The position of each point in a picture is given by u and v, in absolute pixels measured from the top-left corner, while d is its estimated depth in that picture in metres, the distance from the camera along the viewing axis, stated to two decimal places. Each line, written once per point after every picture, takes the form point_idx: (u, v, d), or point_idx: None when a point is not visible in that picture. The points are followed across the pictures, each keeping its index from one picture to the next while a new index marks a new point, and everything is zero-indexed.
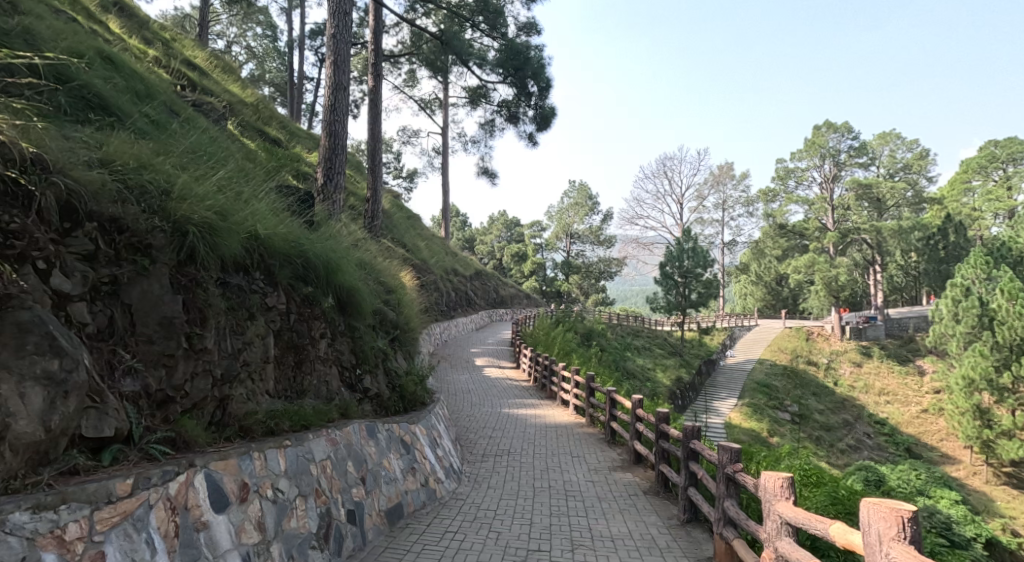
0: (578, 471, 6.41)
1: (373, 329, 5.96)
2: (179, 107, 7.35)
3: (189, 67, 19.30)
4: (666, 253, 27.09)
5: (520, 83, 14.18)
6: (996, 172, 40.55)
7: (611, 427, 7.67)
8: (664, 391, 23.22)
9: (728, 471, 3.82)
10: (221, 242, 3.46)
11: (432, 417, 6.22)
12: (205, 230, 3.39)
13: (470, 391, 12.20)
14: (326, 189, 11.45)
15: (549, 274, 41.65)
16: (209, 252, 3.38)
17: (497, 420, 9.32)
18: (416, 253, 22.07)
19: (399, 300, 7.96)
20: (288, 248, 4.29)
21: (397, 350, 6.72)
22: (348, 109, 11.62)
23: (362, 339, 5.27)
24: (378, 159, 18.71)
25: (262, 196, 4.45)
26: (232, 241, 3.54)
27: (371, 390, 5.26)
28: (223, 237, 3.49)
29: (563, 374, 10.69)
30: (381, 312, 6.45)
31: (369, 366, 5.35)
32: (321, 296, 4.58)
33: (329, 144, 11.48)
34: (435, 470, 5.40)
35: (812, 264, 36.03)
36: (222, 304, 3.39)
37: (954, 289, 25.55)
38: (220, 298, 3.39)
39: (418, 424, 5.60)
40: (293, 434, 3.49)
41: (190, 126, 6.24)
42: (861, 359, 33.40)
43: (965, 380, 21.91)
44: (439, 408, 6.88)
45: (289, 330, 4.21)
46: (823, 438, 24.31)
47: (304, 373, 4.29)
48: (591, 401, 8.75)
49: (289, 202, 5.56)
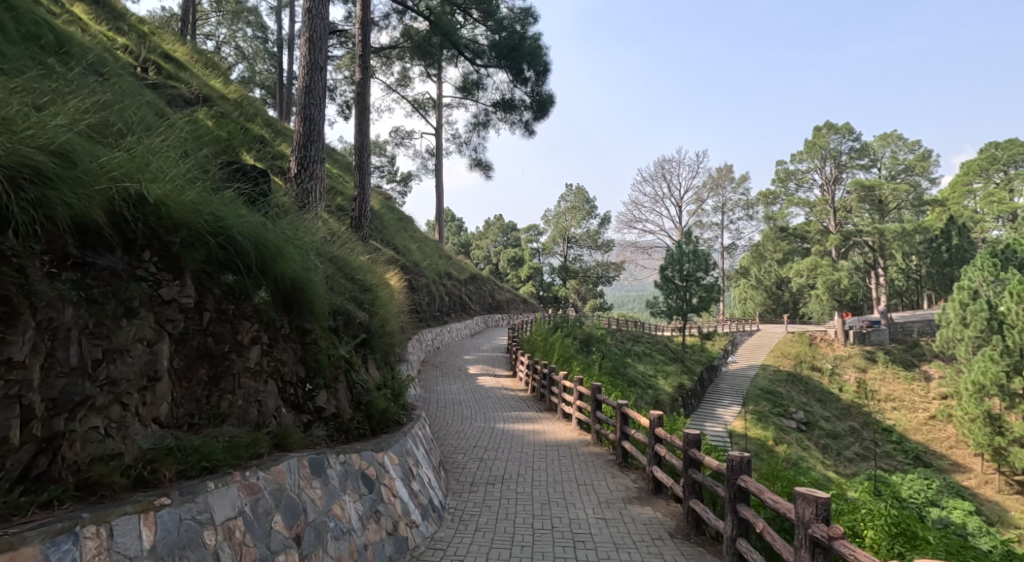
0: (586, 505, 5.30)
1: (335, 333, 4.86)
2: (120, 76, 6.33)
3: (165, 60, 18.18)
4: (666, 257, 26.09)
5: (514, 68, 13.09)
6: (998, 174, 39.72)
7: (623, 448, 6.57)
8: (667, 399, 22.11)
9: (822, 537, 2.93)
10: (51, 197, 2.49)
11: (409, 440, 5.10)
12: (24, 178, 2.43)
13: (461, 403, 11.07)
14: (300, 180, 10.43)
15: (546, 279, 40.58)
16: (27, 209, 2.40)
17: (490, 438, 8.17)
18: (407, 255, 20.98)
19: (373, 299, 6.91)
20: (200, 219, 3.16)
21: (368, 359, 5.65)
22: (324, 91, 10.56)
23: (316, 346, 4.18)
24: (367, 157, 17.64)
25: (173, 158, 3.42)
26: (72, 197, 2.56)
27: (328, 411, 4.17)
28: (55, 190, 2.51)
29: (564, 385, 9.58)
30: (346, 312, 5.34)
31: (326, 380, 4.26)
32: (254, 289, 3.49)
33: (304, 130, 10.47)
34: (407, 512, 4.29)
35: (815, 267, 35.03)
36: (53, 296, 2.40)
37: (961, 292, 24.56)
38: (48, 287, 2.40)
39: (386, 449, 4.48)
40: (175, 487, 2.48)
41: (123, 92, 5.26)
42: (866, 364, 32.38)
43: (975, 385, 20.93)
44: (418, 428, 5.76)
45: (200, 333, 3.14)
46: (830, 446, 23.31)
47: (220, 392, 3.20)
48: (597, 416, 7.60)
49: (233, 183, 4.51)
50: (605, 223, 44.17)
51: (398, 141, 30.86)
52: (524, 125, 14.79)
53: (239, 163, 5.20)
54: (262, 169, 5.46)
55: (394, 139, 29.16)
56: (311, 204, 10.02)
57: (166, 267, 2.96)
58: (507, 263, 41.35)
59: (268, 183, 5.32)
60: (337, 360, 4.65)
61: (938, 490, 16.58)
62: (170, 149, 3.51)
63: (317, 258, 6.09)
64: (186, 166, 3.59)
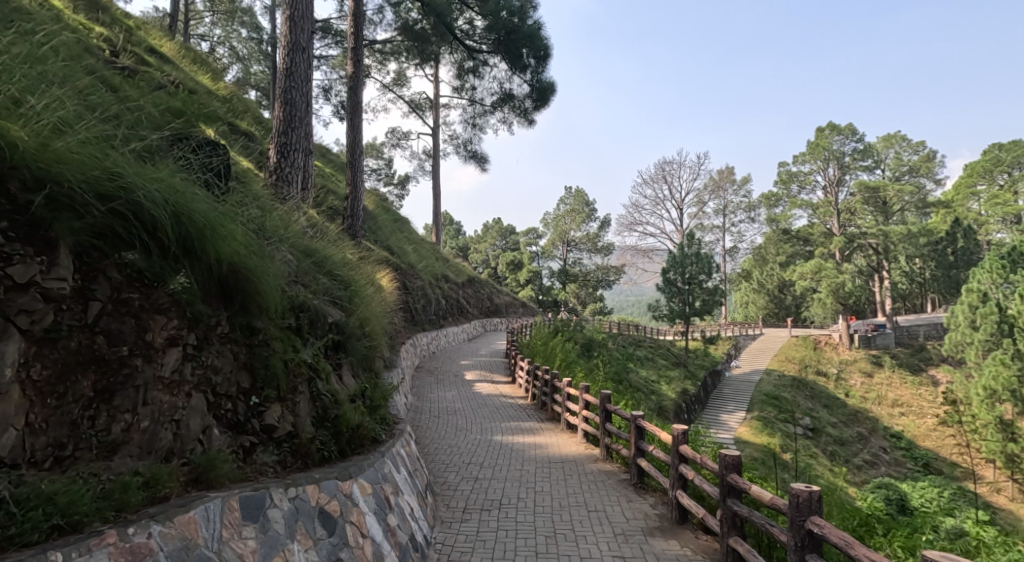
0: (600, 539, 4.46)
1: (298, 334, 4.08)
2: (72, 46, 5.69)
3: (149, 53, 17.47)
4: (668, 259, 25.27)
5: (513, 54, 12.27)
6: (1002, 175, 38.98)
7: (639, 466, 5.74)
8: (670, 405, 21.27)
9: None
10: None
11: (387, 463, 4.25)
12: None
13: (456, 412, 10.24)
14: (279, 170, 9.64)
15: (546, 283, 39.43)
16: None
17: (487, 453, 7.28)
18: (402, 257, 20.22)
19: (352, 294, 6.20)
20: (77, 176, 2.50)
21: (342, 364, 4.89)
22: (306, 74, 9.73)
23: (267, 352, 3.38)
24: (359, 154, 16.85)
25: (67, 111, 2.81)
26: None
27: (281, 432, 3.36)
28: None
29: (569, 393, 8.74)
30: (313, 310, 4.49)
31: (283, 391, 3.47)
32: (171, 274, 2.74)
33: (284, 116, 9.67)
34: (381, 556, 3.44)
35: (818, 270, 34.22)
36: None
37: (970, 294, 23.74)
38: None
39: (357, 477, 3.65)
40: None
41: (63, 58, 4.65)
42: (872, 369, 31.51)
43: (986, 391, 20.21)
44: (401, 446, 4.92)
45: (82, 331, 2.42)
46: (838, 453, 22.50)
47: (113, 412, 2.44)
48: (606, 429, 6.76)
49: (175, 155, 3.84)
50: (605, 226, 43.38)
51: (394, 142, 30.13)
52: (523, 116, 14.13)
53: (188, 138, 4.50)
54: (216, 146, 4.77)
55: (390, 139, 28.46)
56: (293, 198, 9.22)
57: (24, 240, 2.33)
58: (506, 267, 40.03)
59: (224, 165, 4.64)
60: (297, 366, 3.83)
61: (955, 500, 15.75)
62: (69, 101, 2.91)
63: (280, 249, 5.29)
64: (91, 125, 2.96)
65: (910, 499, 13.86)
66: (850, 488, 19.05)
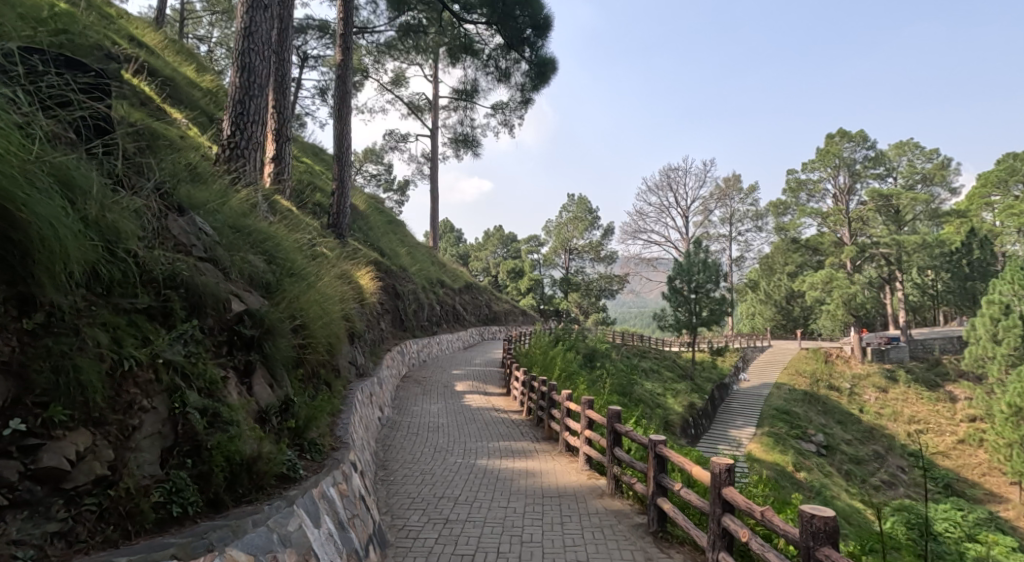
0: None
1: (163, 320, 2.82)
2: None
3: (125, 38, 16.39)
4: (675, 266, 23.83)
5: (511, 26, 10.98)
6: (1017, 185, 37.41)
7: (658, 509, 4.38)
8: (677, 421, 19.79)
9: None
10: None
11: (296, 518, 2.84)
12: None
13: (439, 428, 8.83)
14: (234, 146, 8.30)
15: (547, 292, 38.08)
16: None
17: (466, 482, 5.90)
18: (393, 259, 18.92)
19: (292, 279, 4.92)
20: None
21: (254, 371, 3.54)
22: (268, 35, 8.31)
23: (65, 343, 2.24)
24: (348, 145, 15.48)
25: None
26: None
27: (79, 479, 2.11)
28: None
29: (568, 408, 7.31)
30: (199, 289, 3.15)
31: (98, 405, 2.27)
32: None
33: (241, 82, 8.20)
34: None
35: (829, 280, 31.93)
36: None
37: (991, 306, 22.16)
38: None
39: (224, 546, 2.28)
40: None
41: None
42: (886, 384, 29.83)
43: (1011, 408, 18.32)
44: (335, 488, 3.52)
45: None
46: (854, 472, 20.97)
47: None
48: (614, 456, 5.36)
49: None
50: (609, 234, 42.01)
51: (392, 145, 29.00)
52: (523, 99, 12.88)
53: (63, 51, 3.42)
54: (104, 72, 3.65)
55: (387, 142, 27.50)
56: (247, 178, 7.90)
57: None
58: (506, 275, 38.63)
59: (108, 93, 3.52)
60: (149, 361, 2.55)
61: (984, 520, 14.23)
62: None
63: (180, 219, 3.99)
64: None
65: (936, 525, 12.43)
66: (868, 510, 17.44)
